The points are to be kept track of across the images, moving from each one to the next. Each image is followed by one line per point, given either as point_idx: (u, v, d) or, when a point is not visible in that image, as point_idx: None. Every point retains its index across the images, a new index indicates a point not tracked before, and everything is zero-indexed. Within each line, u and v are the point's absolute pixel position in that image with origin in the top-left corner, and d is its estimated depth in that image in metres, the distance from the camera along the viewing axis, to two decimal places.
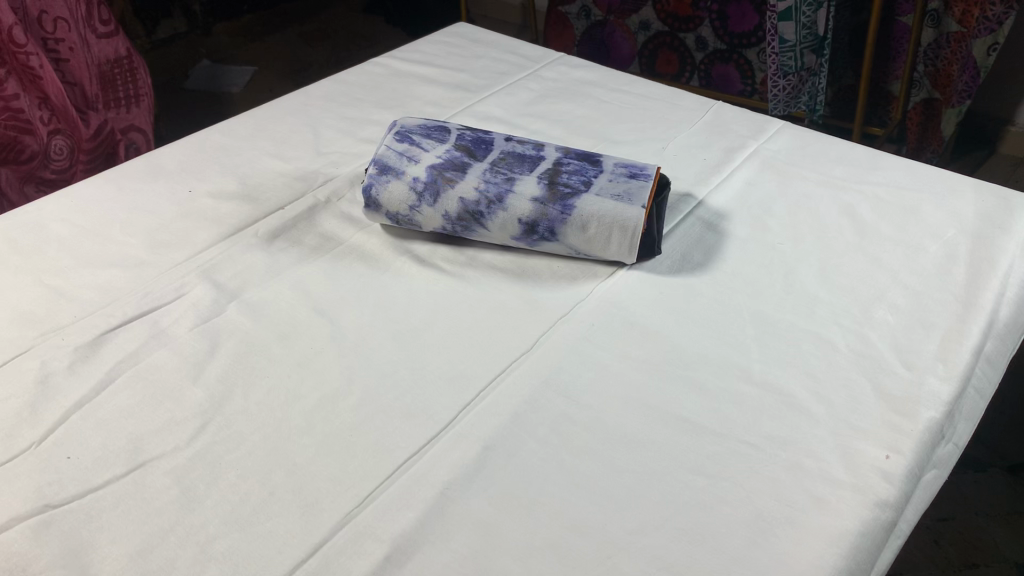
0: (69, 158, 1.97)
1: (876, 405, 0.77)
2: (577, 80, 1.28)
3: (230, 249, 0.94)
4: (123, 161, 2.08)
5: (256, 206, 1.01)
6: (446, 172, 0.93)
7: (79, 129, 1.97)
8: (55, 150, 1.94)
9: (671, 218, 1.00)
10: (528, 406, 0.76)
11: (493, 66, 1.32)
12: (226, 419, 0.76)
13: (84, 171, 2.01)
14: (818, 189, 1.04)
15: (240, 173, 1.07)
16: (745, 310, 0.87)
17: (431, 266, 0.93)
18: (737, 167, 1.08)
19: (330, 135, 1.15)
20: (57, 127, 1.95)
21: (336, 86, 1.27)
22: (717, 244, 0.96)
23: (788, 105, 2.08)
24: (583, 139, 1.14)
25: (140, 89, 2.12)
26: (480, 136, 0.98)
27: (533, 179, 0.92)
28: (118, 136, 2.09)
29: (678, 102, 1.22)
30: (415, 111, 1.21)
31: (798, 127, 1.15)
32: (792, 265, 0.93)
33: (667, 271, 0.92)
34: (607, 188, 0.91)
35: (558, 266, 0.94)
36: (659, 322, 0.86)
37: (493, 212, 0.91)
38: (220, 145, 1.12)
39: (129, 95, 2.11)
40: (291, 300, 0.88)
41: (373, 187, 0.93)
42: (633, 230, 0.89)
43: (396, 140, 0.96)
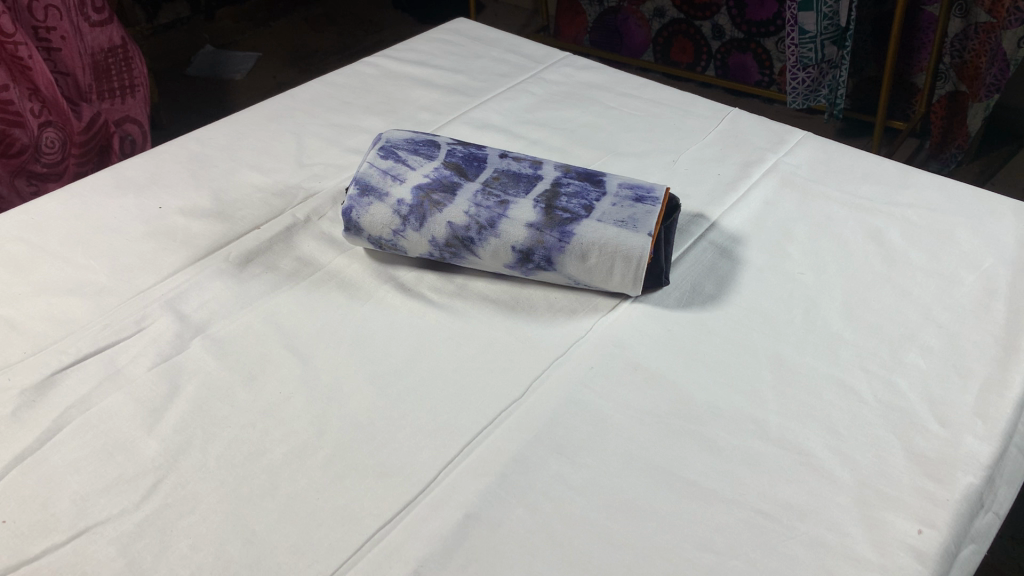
0: (60, 152, 1.89)
1: (906, 469, 0.68)
2: (582, 84, 1.19)
3: (198, 274, 0.87)
4: (117, 155, 1.99)
5: (229, 225, 0.93)
6: (434, 194, 0.85)
7: (70, 122, 1.88)
8: (45, 143, 1.86)
9: (680, 242, 0.91)
10: (518, 466, 0.68)
11: (492, 67, 1.23)
12: (182, 476, 0.69)
13: (77, 165, 1.91)
14: (842, 211, 0.95)
15: (215, 188, 0.99)
16: (761, 352, 0.79)
17: (417, 296, 0.85)
18: (755, 183, 0.99)
19: (314, 144, 1.07)
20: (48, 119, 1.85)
21: (324, 88, 1.18)
22: (731, 272, 0.88)
23: (808, 98, 1.99)
24: (587, 150, 1.06)
25: (135, 79, 2.03)
26: (473, 152, 0.90)
27: (529, 202, 0.84)
28: (112, 129, 1.99)
29: (691, 109, 1.13)
30: (407, 117, 1.12)
31: (820, 139, 1.06)
32: (814, 299, 0.84)
33: (675, 304, 0.84)
34: (609, 214, 0.83)
35: (556, 297, 0.85)
36: (666, 365, 0.78)
37: (485, 238, 0.83)
38: (195, 155, 1.05)
39: (123, 84, 2.01)
40: (261, 336, 0.80)
41: (353, 210, 0.85)
42: (638, 261, 0.80)
43: (380, 156, 0.88)
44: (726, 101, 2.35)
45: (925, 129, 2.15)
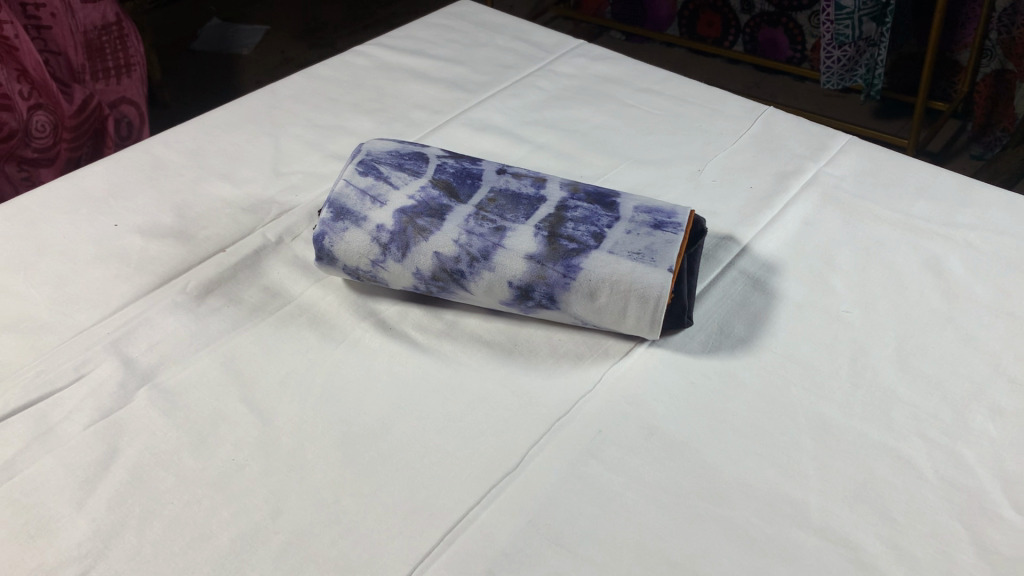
0: (51, 137, 1.69)
1: (977, 570, 0.57)
2: (597, 78, 1.06)
3: (151, 309, 0.76)
4: (111, 142, 1.79)
5: (190, 248, 0.82)
6: (420, 218, 0.73)
7: (61, 105, 1.68)
8: (35, 127, 1.66)
9: (706, 270, 0.79)
10: (508, 562, 0.57)
11: (497, 57, 1.10)
12: (110, 566, 0.58)
13: (68, 151, 1.72)
14: (893, 234, 0.82)
15: (179, 202, 0.88)
16: (800, 412, 0.67)
17: (399, 336, 0.74)
18: (792, 199, 0.87)
19: (293, 150, 0.95)
20: (38, 102, 1.66)
21: (310, 82, 1.06)
22: (764, 309, 0.75)
23: (843, 78, 1.85)
24: (601, 158, 0.93)
25: (131, 58, 1.88)
26: (466, 167, 0.78)
27: (529, 228, 0.72)
28: (106, 112, 1.79)
29: (719, 108, 1.00)
30: (400, 116, 1.00)
31: (866, 144, 0.93)
32: (861, 343, 0.72)
33: (700, 349, 0.72)
34: (622, 244, 0.71)
35: (560, 338, 0.73)
36: (687, 428, 0.66)
37: (477, 272, 0.72)
38: (161, 162, 0.93)
39: (118, 64, 1.86)
40: (217, 386, 0.69)
41: (325, 236, 0.74)
42: (656, 301, 0.69)
43: (360, 172, 0.76)
44: (755, 79, 2.20)
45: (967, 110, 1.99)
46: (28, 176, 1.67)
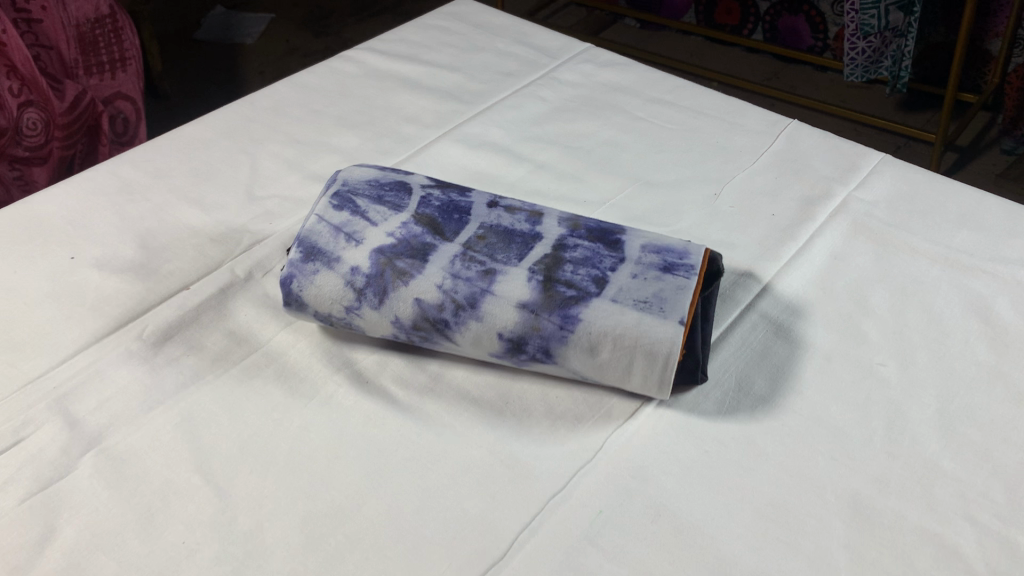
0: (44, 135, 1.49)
1: None
2: (605, 86, 0.97)
3: (103, 359, 0.68)
4: (107, 140, 1.58)
5: (151, 285, 0.74)
6: (400, 260, 0.65)
7: (53, 100, 1.48)
8: (26, 125, 1.46)
9: (722, 314, 0.70)
10: None
11: (496, 63, 1.02)
12: None
13: (62, 150, 1.51)
14: (933, 270, 0.73)
15: (143, 231, 0.80)
16: (829, 488, 0.59)
17: (377, 392, 0.66)
18: (818, 228, 0.78)
19: (270, 170, 0.87)
20: (28, 98, 1.47)
21: (293, 91, 0.98)
22: (788, 361, 0.67)
23: (868, 70, 1.75)
24: (606, 180, 0.85)
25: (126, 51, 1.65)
26: (454, 199, 0.69)
27: (521, 271, 0.64)
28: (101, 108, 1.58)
29: (738, 121, 0.91)
30: (388, 131, 0.92)
31: (902, 164, 0.84)
32: (897, 405, 0.64)
33: (716, 409, 0.64)
34: (627, 291, 0.62)
35: (557, 395, 0.65)
36: (700, 508, 0.58)
37: (463, 322, 0.64)
38: (126, 184, 0.85)
39: (113, 58, 1.64)
40: (171, 452, 0.62)
41: (293, 279, 0.66)
42: (666, 358, 0.61)
43: (334, 205, 0.68)
44: (773, 70, 2.09)
45: (998, 102, 1.88)
46: (20, 177, 1.48)
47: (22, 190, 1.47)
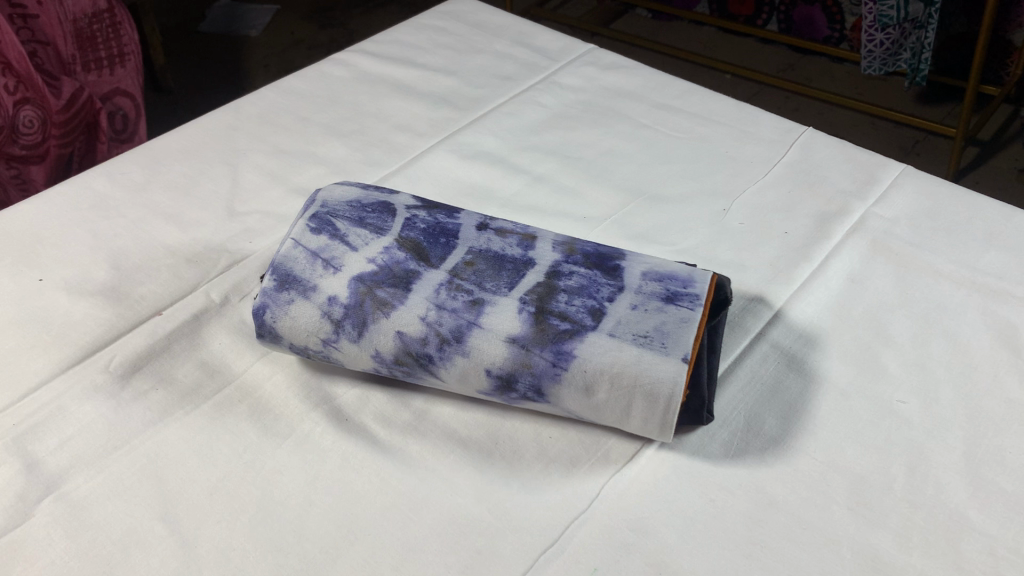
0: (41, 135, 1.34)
1: None
2: (608, 91, 0.92)
3: (67, 393, 0.64)
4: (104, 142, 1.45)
5: (122, 311, 0.70)
6: (381, 289, 0.60)
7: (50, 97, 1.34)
8: (23, 124, 1.32)
9: (731, 344, 0.65)
10: None
11: (493, 66, 0.97)
12: None
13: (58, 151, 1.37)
14: (958, 295, 0.68)
15: (116, 249, 0.75)
16: (845, 543, 0.54)
17: (356, 430, 0.61)
18: (834, 247, 0.73)
19: (253, 183, 0.82)
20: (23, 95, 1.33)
21: (280, 97, 0.93)
22: (801, 397, 0.62)
23: (886, 63, 1.69)
24: (609, 193, 0.79)
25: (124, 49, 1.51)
26: (441, 221, 0.65)
27: (512, 302, 0.59)
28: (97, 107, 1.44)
29: (749, 129, 0.86)
30: (379, 140, 0.87)
31: (924, 176, 0.79)
32: (920, 448, 0.59)
33: (722, 452, 0.59)
34: (626, 324, 0.57)
35: (550, 435, 0.60)
36: (704, 565, 0.53)
37: (448, 357, 0.59)
38: (101, 198, 0.81)
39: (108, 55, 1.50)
40: (134, 498, 0.58)
41: (266, 309, 0.61)
42: (667, 399, 0.56)
43: (313, 228, 0.63)
44: (788, 62, 2.02)
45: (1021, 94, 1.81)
46: (17, 177, 1.34)
47: (21, 192, 1.33)
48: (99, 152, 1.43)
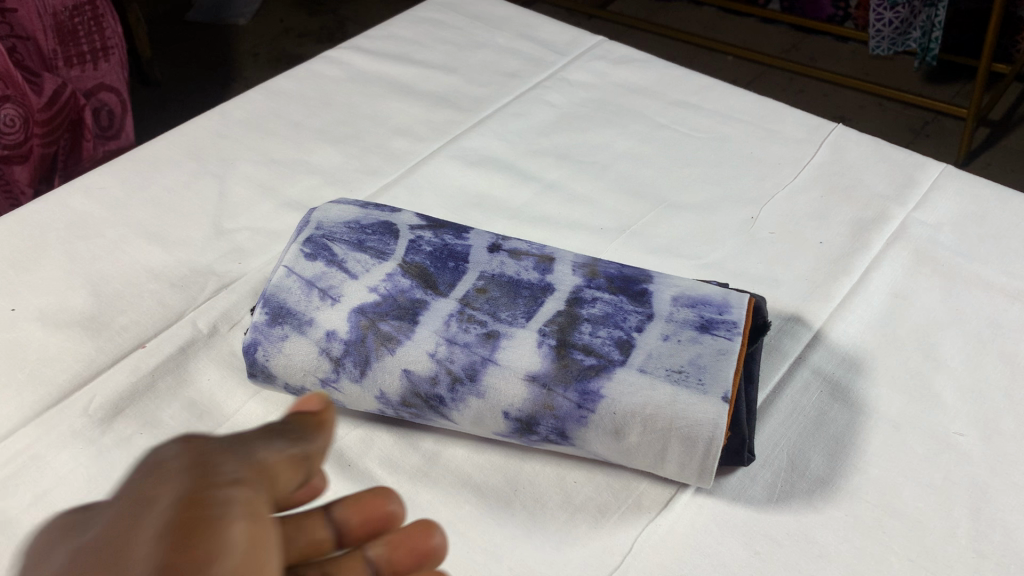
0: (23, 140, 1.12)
1: None
2: (621, 88, 0.86)
3: (41, 440, 0.58)
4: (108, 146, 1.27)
5: (101, 344, 0.64)
6: (386, 322, 0.54)
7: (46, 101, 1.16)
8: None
9: (769, 372, 0.60)
10: None
11: (497, 62, 0.91)
12: None
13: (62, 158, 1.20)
14: (1013, 310, 0.63)
15: (94, 274, 0.69)
16: None
17: (361, 477, 0.56)
18: (874, 259, 0.67)
19: (242, 196, 0.76)
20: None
21: (269, 100, 0.87)
22: (848, 431, 0.56)
23: (895, 43, 1.63)
24: (626, 201, 0.74)
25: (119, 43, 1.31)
26: (450, 242, 0.59)
27: (529, 334, 0.53)
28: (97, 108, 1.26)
29: (774, 127, 0.80)
30: (376, 146, 0.81)
31: (966, 177, 0.73)
32: (983, 487, 0.53)
33: (765, 495, 0.54)
34: (657, 357, 0.52)
35: (574, 480, 0.55)
36: None
37: (461, 397, 0.53)
38: (77, 215, 0.74)
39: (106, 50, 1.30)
40: None
41: (257, 347, 0.55)
42: (707, 442, 0.50)
43: (308, 253, 0.57)
44: (793, 41, 1.93)
45: None
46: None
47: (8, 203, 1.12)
48: (86, 151, 1.22)
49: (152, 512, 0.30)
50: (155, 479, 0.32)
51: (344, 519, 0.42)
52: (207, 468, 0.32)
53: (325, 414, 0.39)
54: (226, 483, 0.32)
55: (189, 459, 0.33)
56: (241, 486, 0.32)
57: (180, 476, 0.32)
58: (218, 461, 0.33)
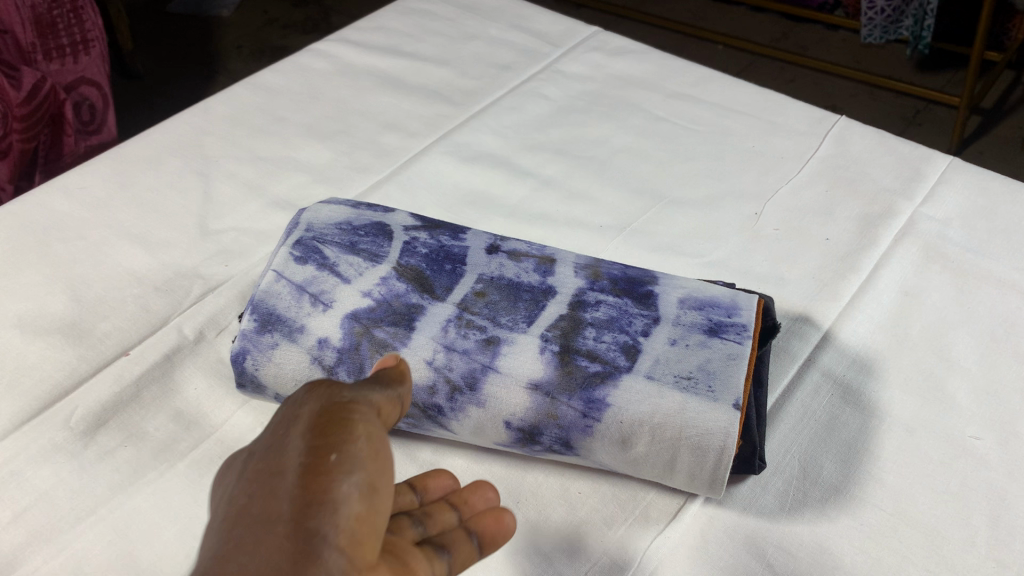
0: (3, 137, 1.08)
1: None
2: (617, 80, 0.84)
3: (20, 455, 0.55)
4: (95, 142, 1.23)
5: (83, 352, 0.61)
6: (382, 328, 0.52)
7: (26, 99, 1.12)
8: None
9: (777, 376, 0.58)
10: None
11: (489, 54, 0.88)
12: None
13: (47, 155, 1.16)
14: None
15: (74, 278, 0.67)
16: None
17: None
18: (882, 256, 0.65)
19: (228, 195, 0.74)
20: None
21: (255, 95, 0.84)
22: (861, 436, 0.55)
23: (887, 31, 1.61)
24: (626, 197, 0.71)
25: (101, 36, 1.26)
26: (445, 244, 0.56)
27: (531, 340, 0.51)
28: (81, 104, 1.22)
29: (776, 120, 0.78)
30: (367, 142, 0.78)
31: (974, 170, 0.71)
32: (1001, 493, 0.51)
33: (778, 505, 0.52)
34: (665, 363, 0.50)
35: (579, 491, 0.53)
36: None
37: (460, 407, 0.51)
38: (56, 216, 0.72)
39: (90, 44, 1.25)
40: None
41: (246, 355, 0.53)
42: (719, 452, 0.48)
43: (298, 257, 0.55)
44: (783, 30, 1.91)
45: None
46: None
47: None
48: (66, 147, 1.17)
49: (298, 418, 0.37)
50: (294, 405, 0.38)
51: (422, 486, 0.44)
52: (333, 391, 0.38)
53: (406, 367, 0.44)
54: (349, 403, 0.37)
55: (317, 388, 0.38)
56: (360, 409, 0.37)
57: (313, 401, 0.37)
58: (338, 389, 0.38)
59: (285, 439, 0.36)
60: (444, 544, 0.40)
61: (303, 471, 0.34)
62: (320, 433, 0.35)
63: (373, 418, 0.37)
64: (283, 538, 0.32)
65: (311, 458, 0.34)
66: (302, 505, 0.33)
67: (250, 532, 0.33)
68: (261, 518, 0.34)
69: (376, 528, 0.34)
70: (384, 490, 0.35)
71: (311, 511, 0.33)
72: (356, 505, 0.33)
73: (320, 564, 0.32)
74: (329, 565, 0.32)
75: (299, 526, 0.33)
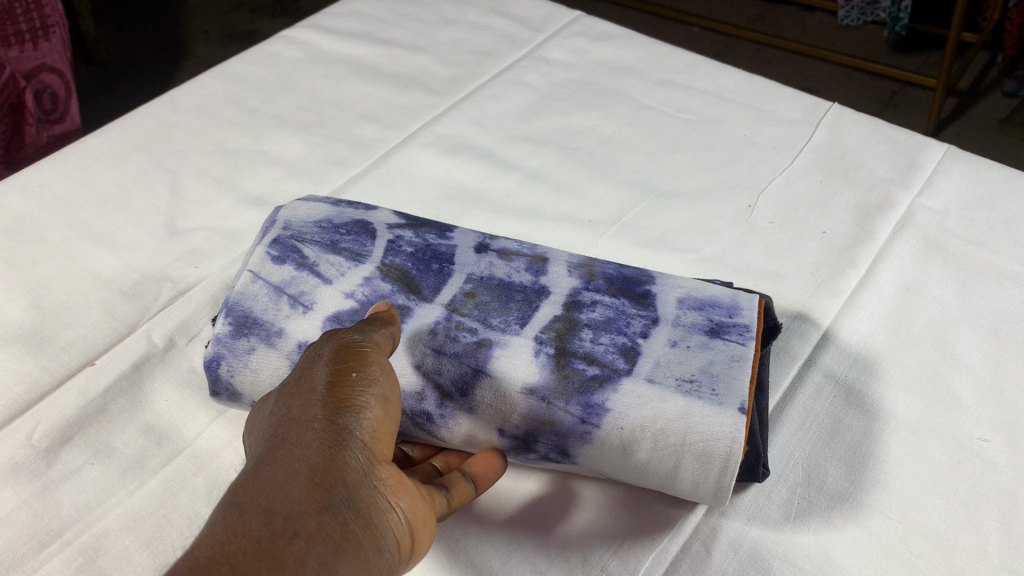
0: None
1: None
2: (602, 66, 0.81)
3: None
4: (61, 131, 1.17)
5: (43, 362, 0.58)
6: None
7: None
8: None
9: (779, 379, 0.56)
10: None
11: (469, 40, 0.85)
12: None
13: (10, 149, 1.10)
14: None
15: (34, 282, 0.63)
16: None
17: None
18: (880, 248, 0.63)
19: (197, 192, 0.70)
20: None
21: (224, 85, 0.80)
22: (866, 439, 0.53)
23: (863, 13, 1.59)
24: (614, 190, 0.69)
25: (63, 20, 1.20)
26: (431, 243, 0.53)
27: (525, 341, 0.48)
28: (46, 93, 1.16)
29: (767, 108, 0.75)
30: (342, 133, 0.75)
31: (970, 159, 0.69)
32: (1012, 497, 0.49)
33: (784, 514, 0.50)
34: (666, 366, 0.47)
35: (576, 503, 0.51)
36: None
37: (450, 413, 0.49)
38: (13, 216, 0.68)
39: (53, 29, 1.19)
40: None
41: (221, 361, 0.50)
42: (725, 458, 0.46)
43: (275, 258, 0.51)
44: (758, 11, 1.88)
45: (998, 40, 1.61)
46: None
47: None
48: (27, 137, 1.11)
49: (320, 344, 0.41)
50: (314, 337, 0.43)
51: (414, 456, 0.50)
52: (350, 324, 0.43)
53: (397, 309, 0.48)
54: (362, 334, 0.42)
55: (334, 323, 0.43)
56: (375, 338, 0.42)
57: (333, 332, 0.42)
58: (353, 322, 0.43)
59: (309, 364, 0.41)
60: (441, 485, 0.45)
61: (331, 385, 0.39)
62: (342, 357, 0.40)
63: (382, 350, 0.42)
64: (319, 432, 0.38)
65: (337, 376, 0.39)
66: (332, 408, 0.38)
67: (289, 430, 0.38)
68: (295, 419, 0.38)
69: (391, 432, 0.40)
70: (396, 405, 0.41)
71: (341, 412, 0.38)
72: (376, 411, 0.39)
73: (350, 452, 0.37)
74: (357, 452, 0.38)
75: (329, 426, 0.38)
